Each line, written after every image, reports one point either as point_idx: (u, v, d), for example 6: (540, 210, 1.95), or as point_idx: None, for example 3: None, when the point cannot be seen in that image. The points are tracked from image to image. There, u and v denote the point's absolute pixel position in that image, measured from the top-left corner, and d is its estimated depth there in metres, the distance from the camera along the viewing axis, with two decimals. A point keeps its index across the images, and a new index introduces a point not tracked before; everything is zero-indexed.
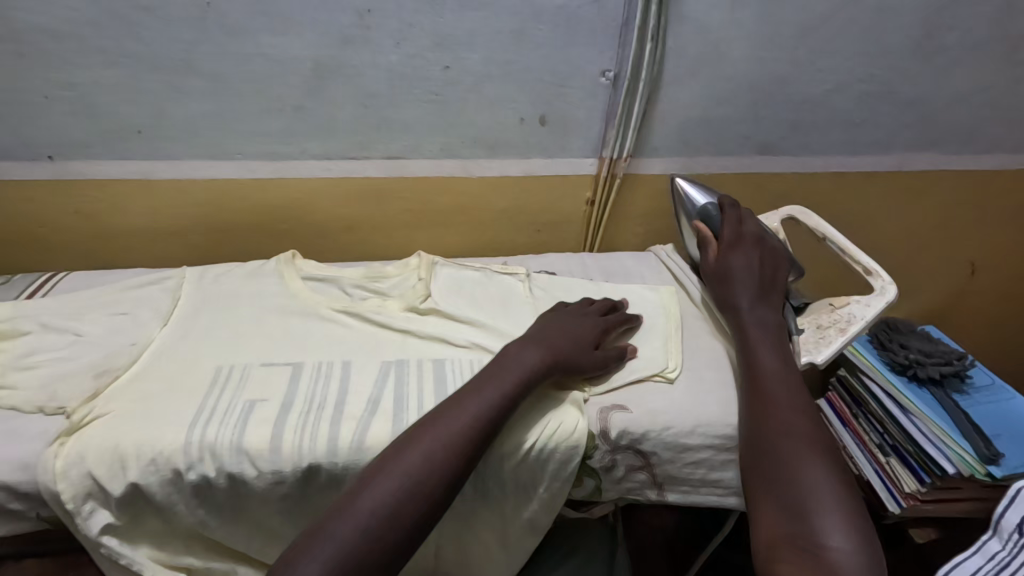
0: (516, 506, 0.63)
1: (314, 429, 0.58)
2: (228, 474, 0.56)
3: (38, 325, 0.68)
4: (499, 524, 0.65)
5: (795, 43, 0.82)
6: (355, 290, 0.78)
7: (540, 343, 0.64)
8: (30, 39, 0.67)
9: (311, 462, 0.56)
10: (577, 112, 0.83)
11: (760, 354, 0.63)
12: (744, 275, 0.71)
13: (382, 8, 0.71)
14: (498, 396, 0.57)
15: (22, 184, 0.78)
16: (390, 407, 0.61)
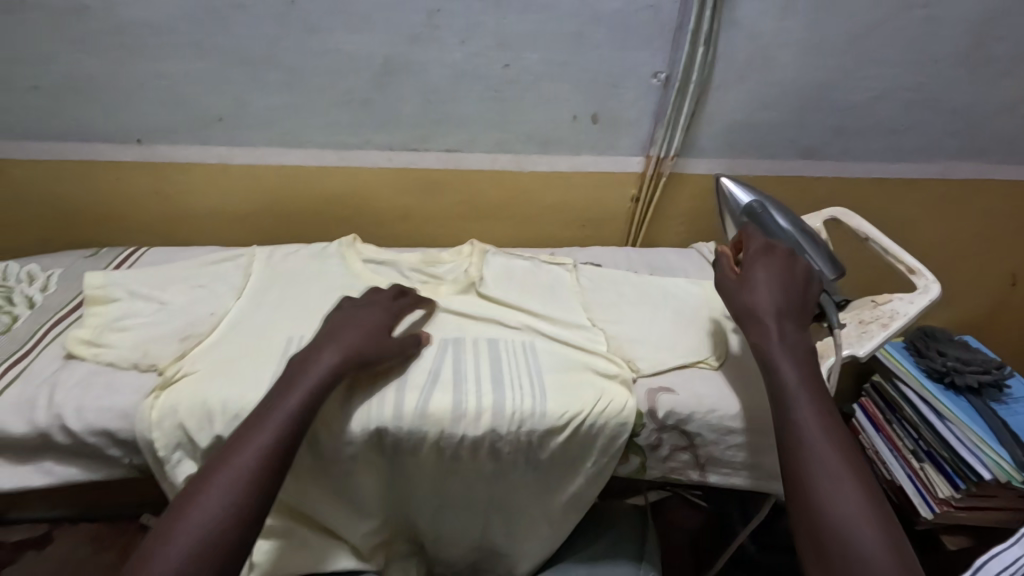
0: (562, 484, 0.67)
1: (381, 396, 0.62)
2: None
3: (127, 293, 0.74)
4: (546, 499, 0.69)
5: (844, 50, 0.84)
6: (412, 272, 0.83)
7: (331, 343, 0.62)
8: (131, 31, 0.74)
9: (379, 425, 0.61)
10: (628, 112, 0.87)
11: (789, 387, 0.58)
12: (772, 294, 0.64)
13: (450, 8, 0.75)
14: (277, 425, 0.53)
15: (111, 164, 0.85)
16: (450, 379, 0.65)
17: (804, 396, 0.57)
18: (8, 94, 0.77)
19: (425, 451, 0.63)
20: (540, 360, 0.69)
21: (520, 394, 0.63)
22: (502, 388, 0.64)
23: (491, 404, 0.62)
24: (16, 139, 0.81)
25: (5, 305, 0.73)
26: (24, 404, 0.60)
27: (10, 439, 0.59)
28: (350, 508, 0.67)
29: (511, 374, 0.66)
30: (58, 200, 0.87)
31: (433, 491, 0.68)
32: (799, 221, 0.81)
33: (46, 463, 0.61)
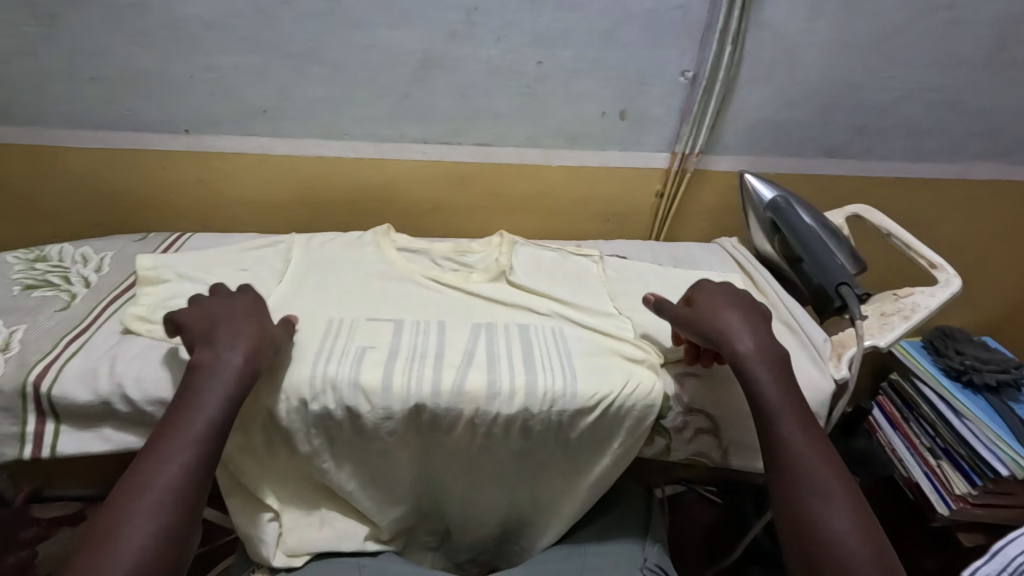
0: (586, 463, 0.70)
1: (419, 374, 0.65)
2: (346, 406, 0.63)
3: (175, 275, 0.77)
4: (572, 478, 0.71)
5: (869, 51, 0.86)
6: (444, 261, 0.86)
7: (231, 346, 0.59)
8: (185, 26, 0.78)
9: (417, 401, 0.63)
10: (655, 109, 0.90)
11: (768, 398, 0.59)
12: (742, 320, 0.65)
13: (487, 7, 0.79)
14: (194, 438, 0.53)
15: (159, 153, 0.89)
16: (485, 360, 0.67)
17: (788, 411, 0.58)
18: (68, 85, 0.82)
19: (460, 428, 0.65)
20: (570, 345, 0.72)
21: (552, 375, 0.66)
22: (534, 370, 0.67)
23: (524, 384, 0.65)
24: (72, 128, 0.86)
25: (63, 284, 0.78)
26: (86, 374, 0.64)
27: (73, 407, 0.63)
28: (384, 483, 0.70)
29: (542, 357, 0.69)
30: (108, 187, 0.91)
31: (463, 468, 0.70)
32: (822, 218, 0.83)
33: (105, 431, 0.64)
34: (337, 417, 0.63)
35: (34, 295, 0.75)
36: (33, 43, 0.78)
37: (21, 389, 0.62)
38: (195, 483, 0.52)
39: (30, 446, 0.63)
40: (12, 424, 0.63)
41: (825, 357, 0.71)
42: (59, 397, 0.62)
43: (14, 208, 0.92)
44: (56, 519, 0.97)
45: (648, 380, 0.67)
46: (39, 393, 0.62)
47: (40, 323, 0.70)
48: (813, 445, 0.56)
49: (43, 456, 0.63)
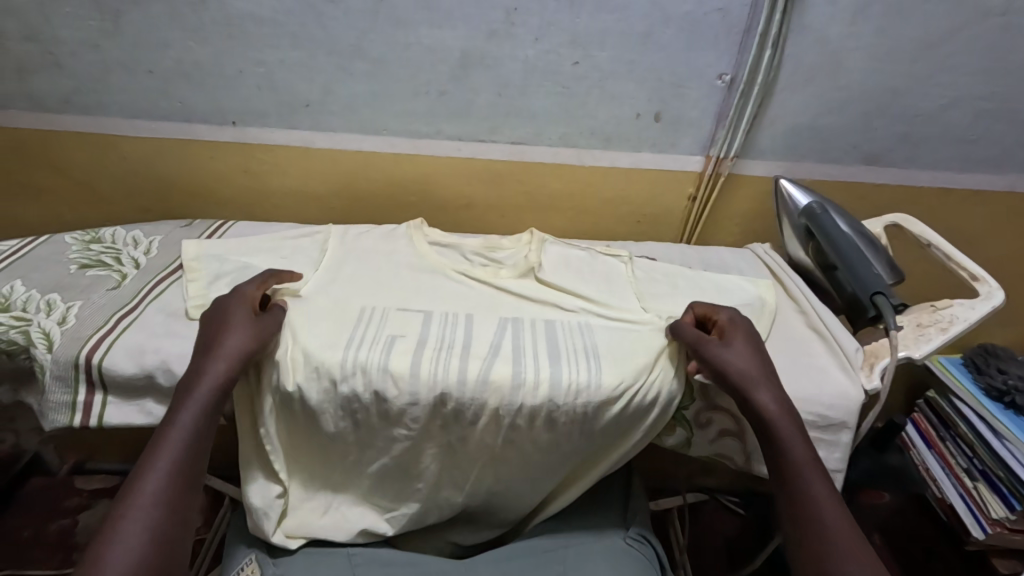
0: (608, 452, 0.71)
1: (447, 363, 0.66)
2: (374, 392, 0.64)
3: (218, 260, 0.81)
4: (590, 463, 0.73)
5: (914, 57, 0.84)
6: (475, 256, 0.87)
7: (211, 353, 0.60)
8: (239, 22, 0.81)
9: (443, 390, 0.64)
10: (691, 112, 0.89)
11: (794, 456, 0.56)
12: (746, 353, 0.64)
13: (526, 7, 0.80)
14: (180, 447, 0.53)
15: (208, 142, 0.93)
16: (510, 353, 0.68)
17: (815, 473, 0.55)
18: (127, 77, 0.86)
19: (482, 423, 0.66)
20: (596, 339, 0.72)
21: (576, 367, 0.67)
22: (558, 364, 0.67)
23: (549, 377, 0.65)
24: (130, 118, 0.90)
25: (115, 264, 0.82)
26: (134, 350, 0.67)
27: (122, 379, 0.66)
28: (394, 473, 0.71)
29: (567, 350, 0.69)
30: (158, 173, 0.96)
31: (476, 466, 0.70)
32: (860, 227, 0.82)
33: (148, 404, 0.68)
34: (364, 402, 0.64)
35: (88, 273, 0.79)
36: (99, 37, 0.83)
37: (74, 361, 0.66)
38: (179, 493, 0.51)
39: (79, 415, 0.67)
40: (63, 393, 0.66)
41: (858, 366, 0.70)
42: (108, 369, 0.66)
43: (72, 192, 0.98)
44: (96, 491, 1.14)
45: (667, 364, 0.69)
46: (90, 364, 0.66)
47: (94, 300, 0.74)
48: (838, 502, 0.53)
49: (91, 425, 0.67)
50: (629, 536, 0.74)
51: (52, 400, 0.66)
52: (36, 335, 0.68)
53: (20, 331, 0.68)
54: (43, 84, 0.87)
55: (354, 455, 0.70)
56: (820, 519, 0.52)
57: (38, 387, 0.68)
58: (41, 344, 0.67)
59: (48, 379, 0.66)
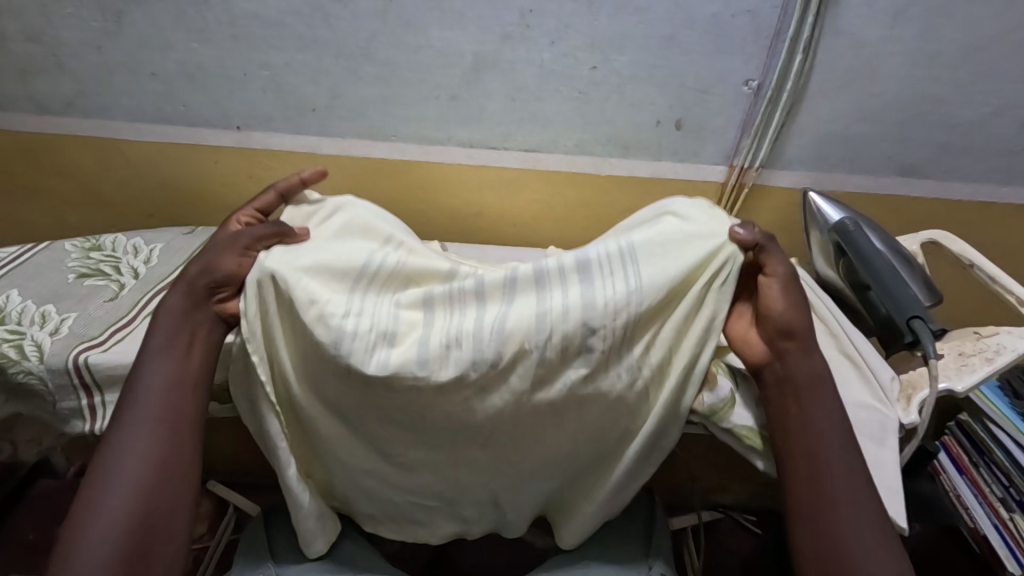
0: (656, 390, 0.62)
1: (463, 310, 0.59)
2: (384, 335, 0.58)
3: None
4: (637, 408, 0.62)
5: (957, 62, 0.79)
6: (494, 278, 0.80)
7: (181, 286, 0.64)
8: (243, 23, 0.78)
9: (460, 330, 0.57)
10: (715, 118, 0.85)
11: (815, 414, 0.58)
12: (790, 299, 0.62)
13: (543, 8, 0.76)
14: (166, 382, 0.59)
15: (214, 147, 0.90)
16: (532, 274, 0.59)
17: (835, 436, 0.58)
18: (130, 80, 0.84)
19: (507, 363, 0.57)
20: (634, 238, 0.62)
21: (610, 284, 0.58)
22: (589, 277, 0.59)
23: (579, 298, 0.57)
24: (133, 121, 0.88)
25: (114, 274, 0.79)
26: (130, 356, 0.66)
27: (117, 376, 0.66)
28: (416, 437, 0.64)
29: (602, 257, 0.60)
30: (161, 178, 0.93)
31: (505, 428, 0.62)
32: (894, 243, 0.77)
33: None
34: (367, 344, 0.57)
35: (86, 283, 0.77)
36: (101, 38, 0.80)
37: (66, 363, 0.65)
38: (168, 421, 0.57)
39: (87, 421, 0.67)
40: (71, 400, 0.67)
41: (894, 398, 0.65)
42: (95, 364, 0.65)
43: (76, 197, 0.96)
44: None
45: (711, 273, 0.61)
46: (80, 365, 0.65)
47: (90, 312, 0.72)
48: (852, 475, 0.56)
49: (99, 429, 0.67)
50: (652, 575, 0.71)
51: (64, 407, 0.66)
52: (30, 346, 0.67)
53: (14, 345, 0.67)
54: (45, 86, 0.85)
55: (366, 419, 0.62)
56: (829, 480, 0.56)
57: (39, 398, 0.67)
58: (32, 356, 0.66)
59: (51, 388, 0.66)
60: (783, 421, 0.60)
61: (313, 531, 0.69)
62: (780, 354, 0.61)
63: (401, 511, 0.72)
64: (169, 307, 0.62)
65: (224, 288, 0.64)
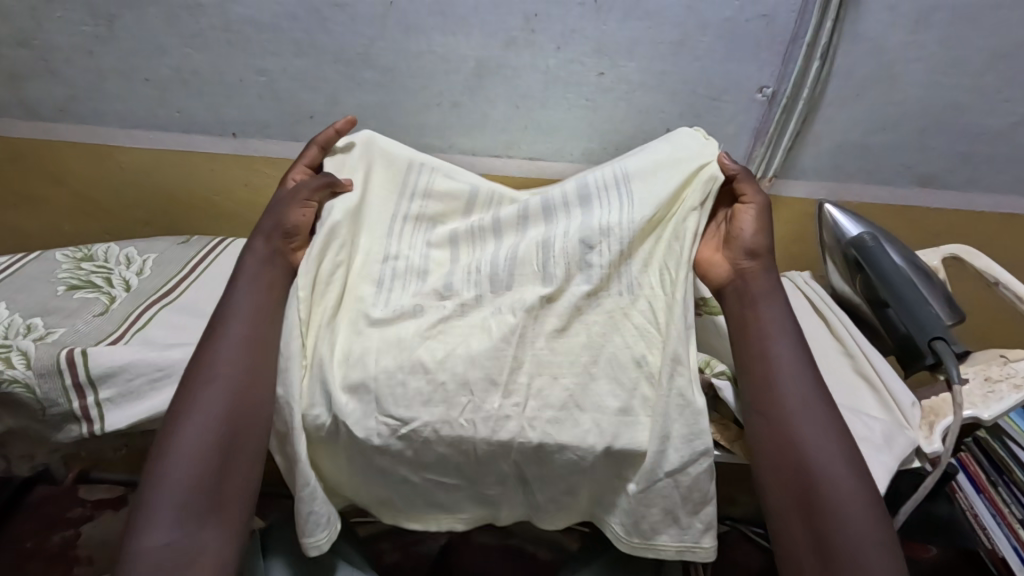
0: (659, 312, 0.64)
1: (483, 244, 0.72)
2: (416, 271, 0.70)
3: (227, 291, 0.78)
4: (648, 342, 0.63)
5: (982, 70, 0.75)
6: None
7: (262, 233, 0.68)
8: (239, 28, 0.76)
9: (482, 262, 0.70)
10: (726, 127, 0.82)
11: (764, 315, 0.63)
12: (756, 223, 0.69)
13: (549, 13, 0.73)
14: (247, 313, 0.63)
15: (210, 154, 0.88)
16: (541, 208, 0.72)
17: (781, 337, 0.62)
18: (123, 85, 0.81)
19: (518, 284, 0.67)
20: (628, 165, 0.73)
21: (608, 208, 0.69)
22: (589, 210, 0.71)
23: (580, 221, 0.69)
24: (126, 127, 0.86)
25: (105, 285, 0.77)
26: (122, 360, 0.64)
27: (112, 371, 0.64)
28: (432, 387, 0.59)
29: (599, 190, 0.71)
30: (156, 186, 0.91)
31: (525, 381, 0.60)
32: (914, 258, 0.74)
33: (133, 393, 0.65)
34: (403, 282, 0.68)
35: (75, 296, 0.74)
36: (92, 43, 0.78)
37: (56, 364, 0.64)
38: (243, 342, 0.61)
39: (85, 423, 0.65)
40: (62, 406, 0.65)
41: (916, 425, 0.62)
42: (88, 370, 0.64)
43: (70, 204, 0.94)
44: (100, 502, 1.09)
45: (699, 192, 0.68)
46: (73, 363, 0.64)
47: (79, 327, 0.69)
48: (800, 366, 0.60)
49: (96, 430, 0.65)
50: None
51: (54, 413, 0.65)
52: (17, 356, 0.65)
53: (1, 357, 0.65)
54: (36, 91, 0.83)
55: (386, 361, 0.60)
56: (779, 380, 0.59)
57: (28, 410, 0.65)
58: (19, 363, 0.64)
59: (40, 397, 0.64)
60: (740, 328, 0.64)
61: (316, 520, 0.59)
62: (740, 273, 0.67)
63: (418, 494, 0.63)
64: (254, 251, 0.68)
65: (294, 240, 0.69)
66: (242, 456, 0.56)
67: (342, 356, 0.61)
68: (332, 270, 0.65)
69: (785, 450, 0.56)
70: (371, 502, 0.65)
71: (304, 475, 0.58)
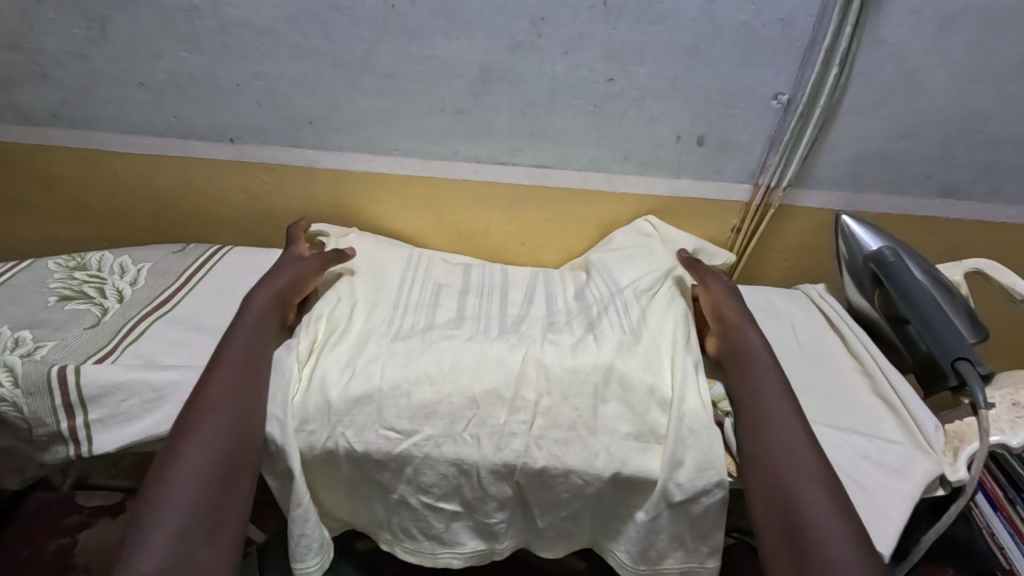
0: (661, 341, 0.64)
1: (489, 307, 0.72)
2: (423, 311, 0.70)
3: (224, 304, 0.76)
4: (652, 367, 0.61)
5: (1009, 78, 0.72)
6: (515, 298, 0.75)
7: (265, 284, 0.68)
8: (236, 31, 0.73)
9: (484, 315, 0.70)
10: (740, 135, 0.79)
11: (752, 365, 0.61)
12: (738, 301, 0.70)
13: (557, 16, 0.70)
14: (251, 348, 0.60)
15: (206, 161, 0.85)
16: (542, 292, 0.76)
17: (772, 386, 0.59)
18: (118, 89, 0.79)
19: (522, 326, 0.68)
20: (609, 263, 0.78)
21: (598, 290, 0.74)
22: (583, 293, 0.75)
23: (576, 301, 0.73)
24: (121, 132, 0.83)
25: (97, 296, 0.75)
26: (116, 378, 0.62)
27: (105, 390, 0.62)
28: (435, 399, 0.58)
29: (591, 283, 0.75)
30: (153, 192, 0.89)
31: (531, 397, 0.58)
32: (935, 272, 0.70)
33: (121, 408, 0.62)
34: (414, 322, 0.68)
35: (66, 307, 0.72)
36: (85, 46, 0.75)
37: (46, 381, 0.62)
38: (245, 375, 0.57)
39: (72, 443, 0.62)
40: (49, 425, 0.62)
41: (941, 451, 0.59)
42: (76, 386, 0.62)
43: (64, 210, 0.92)
44: (98, 509, 1.04)
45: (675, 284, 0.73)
46: (68, 378, 0.62)
47: (69, 341, 0.67)
48: (788, 414, 0.56)
49: (85, 451, 0.62)
50: None
51: (42, 432, 0.62)
52: (3, 372, 0.63)
53: None
54: (28, 95, 0.80)
55: (391, 375, 0.59)
56: (773, 424, 0.55)
57: (13, 428, 0.63)
58: (7, 380, 0.62)
59: (28, 416, 0.62)
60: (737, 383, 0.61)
61: (308, 544, 0.57)
62: (726, 337, 0.66)
63: (414, 522, 0.61)
64: (259, 297, 0.66)
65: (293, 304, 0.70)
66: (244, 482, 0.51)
67: (342, 368, 0.60)
68: (337, 315, 0.66)
69: (777, 491, 0.51)
70: (371, 523, 0.63)
71: (299, 493, 0.56)
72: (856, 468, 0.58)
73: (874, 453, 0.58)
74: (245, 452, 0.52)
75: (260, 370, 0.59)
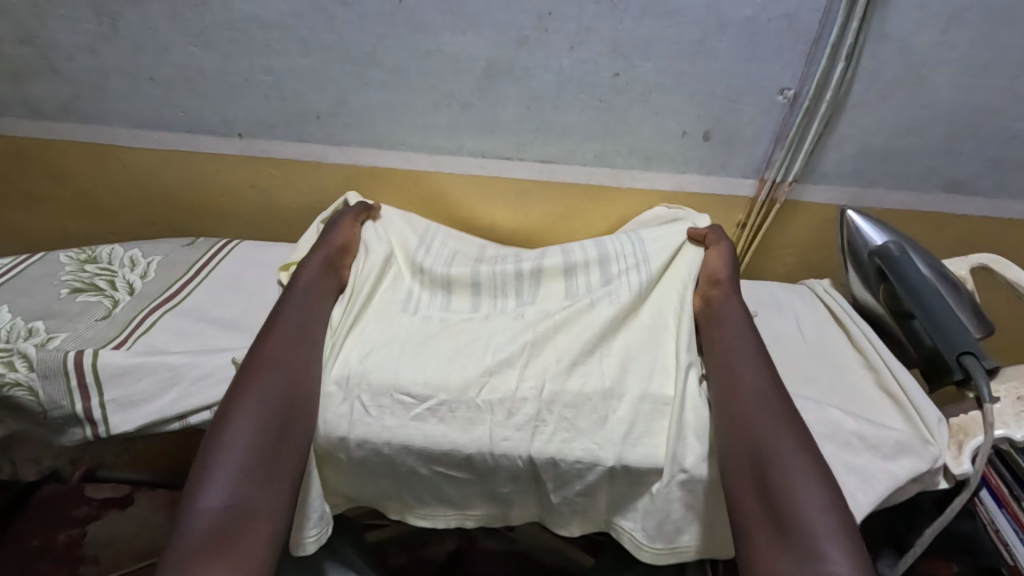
0: (666, 310, 0.66)
1: None
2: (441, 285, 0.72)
3: (233, 296, 0.76)
4: (652, 343, 0.63)
5: (1016, 73, 0.72)
6: None
7: (323, 248, 0.69)
8: (245, 27, 0.74)
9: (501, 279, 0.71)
10: (745, 130, 0.79)
11: (726, 326, 0.62)
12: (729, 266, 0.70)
13: (562, 11, 0.70)
14: (305, 313, 0.61)
15: (213, 156, 0.86)
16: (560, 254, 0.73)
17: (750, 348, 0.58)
18: (128, 84, 0.80)
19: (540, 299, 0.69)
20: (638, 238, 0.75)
21: (624, 260, 0.71)
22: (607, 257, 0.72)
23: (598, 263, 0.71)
24: (131, 127, 0.84)
25: (108, 289, 0.76)
26: (128, 364, 0.63)
27: (119, 377, 0.63)
28: (448, 375, 0.59)
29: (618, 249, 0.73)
30: (162, 187, 0.90)
31: (540, 366, 0.61)
32: (940, 267, 0.70)
33: (132, 396, 0.63)
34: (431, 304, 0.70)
35: (78, 299, 0.73)
36: (96, 41, 0.76)
37: (62, 367, 0.63)
38: (299, 339, 0.58)
39: (88, 425, 0.63)
40: (63, 411, 0.63)
41: (944, 443, 0.59)
42: (87, 374, 0.63)
43: (75, 203, 0.93)
44: (107, 501, 1.06)
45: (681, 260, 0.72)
46: (80, 364, 0.63)
47: (81, 332, 0.68)
48: (759, 372, 0.56)
49: (99, 435, 0.63)
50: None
51: (56, 419, 0.63)
52: (18, 360, 0.64)
53: (2, 361, 0.63)
54: (40, 91, 0.81)
55: (411, 353, 0.62)
56: (743, 381, 0.55)
57: (28, 413, 0.64)
58: (21, 367, 0.63)
59: (42, 400, 0.63)
60: (711, 348, 0.61)
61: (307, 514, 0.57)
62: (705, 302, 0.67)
63: (426, 488, 0.60)
64: (311, 264, 0.66)
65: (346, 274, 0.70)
66: (301, 435, 0.52)
67: (363, 342, 0.62)
68: (367, 287, 0.68)
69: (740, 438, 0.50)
70: (372, 498, 0.63)
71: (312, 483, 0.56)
72: (849, 448, 0.58)
73: (875, 441, 0.57)
74: (300, 410, 0.53)
75: (314, 335, 0.60)
